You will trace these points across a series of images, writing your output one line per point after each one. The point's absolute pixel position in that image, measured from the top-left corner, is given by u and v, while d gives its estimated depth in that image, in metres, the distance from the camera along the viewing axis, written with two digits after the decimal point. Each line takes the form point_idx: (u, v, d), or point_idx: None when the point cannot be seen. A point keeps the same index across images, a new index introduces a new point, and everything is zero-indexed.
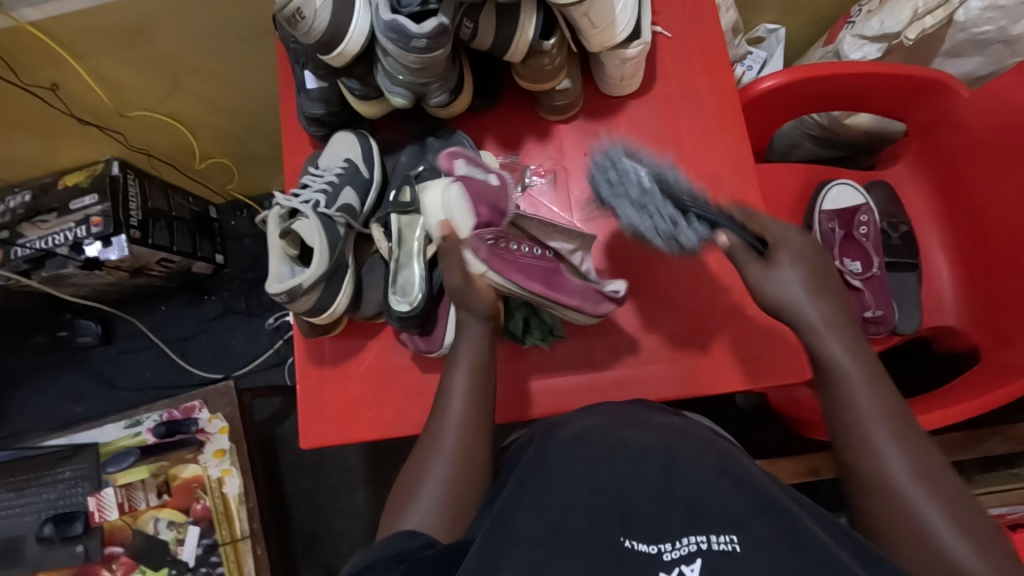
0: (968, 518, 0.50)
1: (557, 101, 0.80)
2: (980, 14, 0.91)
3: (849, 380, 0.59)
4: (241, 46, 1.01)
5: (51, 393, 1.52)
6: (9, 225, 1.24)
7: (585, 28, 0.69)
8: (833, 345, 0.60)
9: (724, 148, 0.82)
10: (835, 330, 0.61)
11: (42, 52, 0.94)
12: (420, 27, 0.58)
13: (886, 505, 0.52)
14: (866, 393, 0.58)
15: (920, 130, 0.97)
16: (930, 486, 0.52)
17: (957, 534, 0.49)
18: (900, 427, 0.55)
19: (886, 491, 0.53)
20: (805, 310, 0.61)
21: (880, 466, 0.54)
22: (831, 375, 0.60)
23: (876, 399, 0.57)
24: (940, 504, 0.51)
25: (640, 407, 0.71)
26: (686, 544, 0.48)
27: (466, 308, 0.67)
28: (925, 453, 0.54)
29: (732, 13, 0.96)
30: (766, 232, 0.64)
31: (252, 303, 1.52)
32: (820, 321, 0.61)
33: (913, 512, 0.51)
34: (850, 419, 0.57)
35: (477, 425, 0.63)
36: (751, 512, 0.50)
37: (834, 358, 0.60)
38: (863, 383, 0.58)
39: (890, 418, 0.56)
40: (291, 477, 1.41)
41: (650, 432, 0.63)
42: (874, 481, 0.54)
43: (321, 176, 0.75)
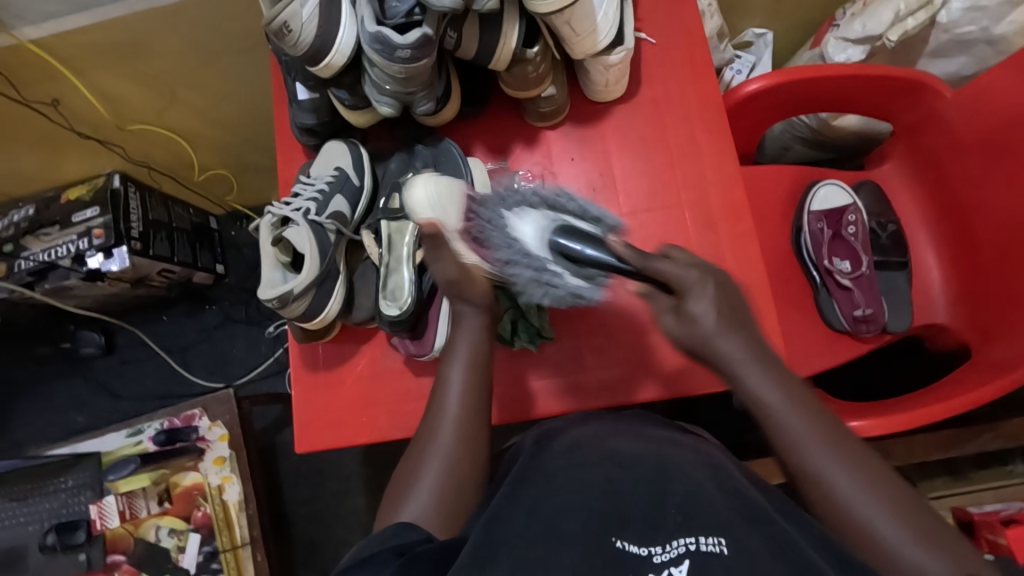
0: (911, 516, 0.51)
1: (543, 107, 0.81)
2: (962, 14, 0.92)
3: (774, 407, 0.57)
4: (236, 59, 1.03)
5: (55, 404, 1.54)
6: (12, 238, 1.26)
7: (567, 36, 0.71)
8: (759, 384, 0.58)
9: (707, 151, 0.83)
10: (758, 362, 0.59)
11: (44, 68, 0.97)
12: (404, 39, 0.60)
13: (840, 526, 0.53)
14: (799, 422, 0.57)
15: (906, 131, 0.98)
16: (881, 499, 0.52)
17: (907, 541, 0.50)
18: (837, 442, 0.56)
19: (838, 508, 0.53)
20: (727, 352, 0.58)
21: (822, 484, 0.54)
22: (765, 409, 0.58)
23: (808, 419, 0.57)
24: (889, 512, 0.51)
25: (631, 419, 0.72)
26: (675, 546, 0.48)
27: (463, 300, 0.67)
28: (865, 459, 0.55)
29: (717, 19, 0.98)
30: (674, 279, 0.59)
31: (252, 312, 1.53)
32: (743, 363, 0.58)
33: (865, 524, 0.52)
34: (789, 450, 0.56)
35: (475, 418, 0.63)
36: (740, 519, 0.51)
37: (759, 395, 0.58)
38: (795, 410, 0.57)
39: (827, 438, 0.56)
40: (291, 484, 1.42)
41: (644, 442, 0.65)
42: (824, 500, 0.54)
43: (312, 185, 0.76)
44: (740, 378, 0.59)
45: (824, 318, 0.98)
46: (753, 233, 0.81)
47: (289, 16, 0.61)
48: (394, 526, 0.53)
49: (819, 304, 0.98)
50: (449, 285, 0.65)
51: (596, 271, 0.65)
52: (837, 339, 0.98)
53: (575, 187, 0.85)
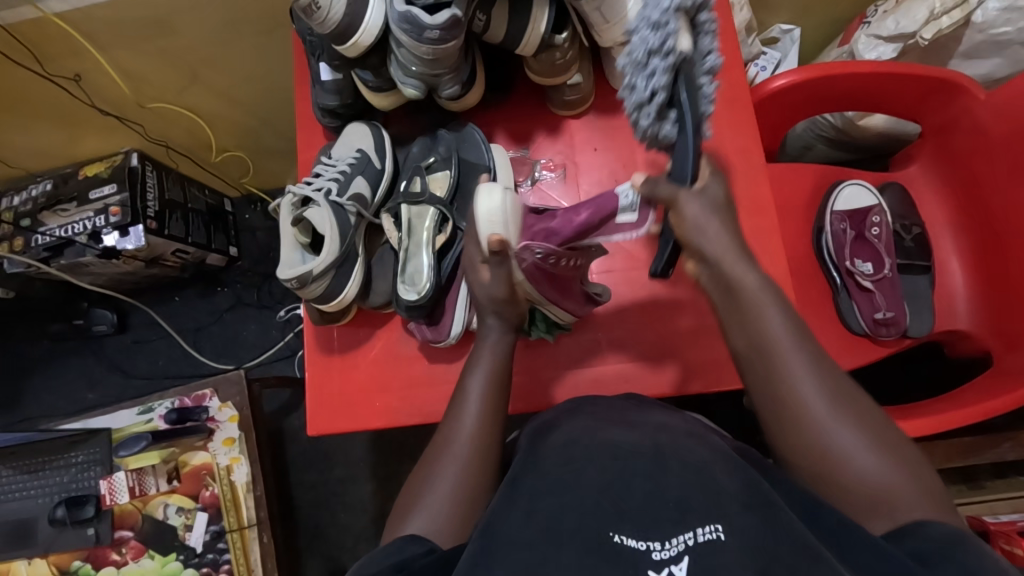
0: (865, 419, 0.54)
1: (567, 95, 0.80)
2: (998, 15, 0.90)
3: (760, 309, 0.57)
4: (258, 40, 1.03)
5: (67, 380, 1.55)
6: (30, 213, 1.27)
7: (597, 23, 0.70)
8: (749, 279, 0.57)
9: (732, 144, 0.82)
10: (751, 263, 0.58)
11: (67, 43, 0.97)
12: (433, 19, 0.59)
13: (799, 431, 0.55)
14: (774, 323, 0.57)
15: (934, 132, 0.97)
16: (839, 405, 0.54)
17: (860, 445, 0.52)
18: (806, 345, 0.57)
19: (807, 429, 0.54)
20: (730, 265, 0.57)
21: (794, 400, 0.55)
22: (746, 299, 0.58)
23: (786, 326, 0.57)
24: (852, 426, 0.53)
25: (629, 405, 0.70)
26: (676, 542, 0.47)
27: (497, 313, 0.68)
28: (834, 372, 0.56)
29: (745, 12, 0.96)
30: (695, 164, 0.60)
31: (264, 295, 1.53)
32: (734, 259, 0.57)
33: (826, 442, 0.53)
34: (761, 349, 0.57)
35: (491, 424, 0.63)
36: (737, 506, 0.49)
37: (745, 289, 0.57)
38: (777, 322, 0.57)
39: (797, 340, 0.57)
40: (298, 468, 1.42)
41: (638, 429, 0.62)
42: (793, 417, 0.55)
43: (333, 166, 0.76)
44: (722, 266, 0.57)
45: (843, 320, 0.96)
46: (776, 230, 0.80)
47: None
48: (410, 539, 0.54)
49: (839, 306, 0.97)
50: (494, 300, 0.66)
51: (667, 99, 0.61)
52: (856, 342, 0.97)
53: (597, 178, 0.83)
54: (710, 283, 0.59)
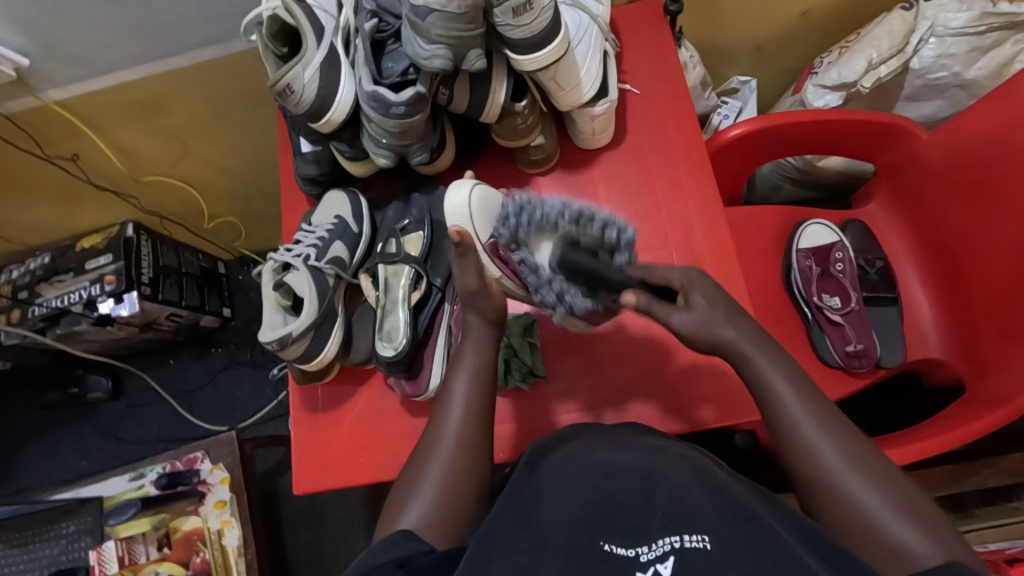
0: (889, 482, 0.52)
1: (533, 155, 0.85)
2: (933, 61, 0.97)
3: (772, 383, 0.58)
4: (245, 115, 1.09)
5: (61, 448, 1.55)
6: (28, 285, 1.31)
7: (553, 90, 0.76)
8: (760, 360, 0.59)
9: (693, 192, 0.86)
10: (754, 342, 0.60)
11: (65, 126, 1.03)
12: (398, 97, 0.65)
13: (822, 494, 0.54)
14: (788, 394, 0.57)
15: (886, 171, 1.02)
16: (861, 470, 0.53)
17: (887, 508, 0.51)
18: (825, 414, 0.57)
19: (829, 489, 0.53)
20: (734, 340, 0.60)
21: (813, 464, 0.55)
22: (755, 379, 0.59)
23: (799, 394, 0.58)
24: (874, 487, 0.52)
25: (615, 431, 0.70)
26: (661, 544, 0.48)
27: (476, 311, 0.67)
28: (852, 434, 0.55)
29: (699, 69, 1.03)
30: (668, 280, 0.63)
31: (257, 355, 1.56)
32: (746, 345, 0.60)
33: (848, 502, 0.52)
34: (781, 419, 0.57)
35: (474, 439, 0.62)
36: (723, 517, 0.51)
37: (758, 371, 0.59)
38: (791, 389, 0.58)
39: (817, 411, 0.57)
40: (291, 529, 1.41)
41: (635, 449, 0.62)
42: (812, 479, 0.54)
43: (313, 233, 0.80)
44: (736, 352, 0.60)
45: (818, 354, 0.99)
46: (739, 271, 0.83)
47: (292, 79, 0.66)
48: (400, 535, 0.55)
49: (813, 341, 0.99)
50: (466, 294, 0.66)
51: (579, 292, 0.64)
52: (832, 375, 0.99)
53: None
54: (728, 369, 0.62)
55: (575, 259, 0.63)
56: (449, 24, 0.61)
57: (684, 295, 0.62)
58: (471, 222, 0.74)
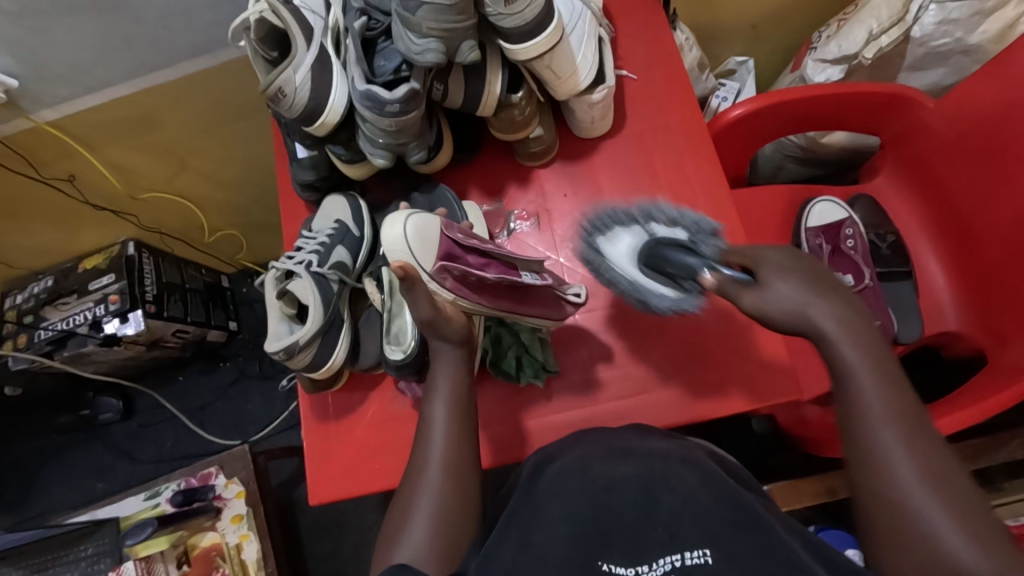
0: (971, 513, 0.50)
1: (533, 147, 0.84)
2: (935, 28, 0.95)
3: (863, 386, 0.56)
4: (238, 125, 1.08)
5: (76, 471, 1.55)
6: (32, 309, 1.31)
7: (549, 79, 0.74)
8: (852, 351, 0.56)
9: (698, 176, 0.85)
10: (853, 333, 0.57)
11: (61, 148, 1.02)
12: (392, 94, 0.64)
13: (889, 509, 0.52)
14: (875, 398, 0.55)
15: (893, 143, 1.00)
16: (938, 494, 0.51)
17: (957, 534, 0.49)
18: (914, 428, 0.54)
19: (896, 504, 0.51)
20: (828, 331, 0.57)
21: (878, 471, 0.53)
22: (842, 369, 0.57)
23: (887, 399, 0.55)
24: (946, 510, 0.50)
25: (626, 431, 0.67)
26: (661, 564, 0.51)
27: (441, 337, 0.66)
28: (935, 453, 0.53)
29: (695, 51, 1.01)
30: (749, 260, 0.62)
31: (265, 367, 1.55)
32: (840, 334, 0.57)
33: (912, 517, 0.51)
34: (859, 421, 0.55)
35: (460, 463, 0.62)
36: (727, 530, 0.52)
37: (844, 361, 0.56)
38: (875, 388, 0.55)
39: (903, 422, 0.54)
40: (310, 539, 1.40)
41: (634, 455, 0.60)
42: (877, 486, 0.53)
43: (313, 238, 0.79)
44: (830, 338, 0.57)
45: None
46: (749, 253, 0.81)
47: (284, 82, 0.65)
48: (386, 569, 0.53)
49: None
50: (426, 326, 0.63)
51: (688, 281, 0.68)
52: None
53: (570, 222, 0.86)
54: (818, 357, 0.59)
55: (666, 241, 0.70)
56: (439, 17, 0.59)
57: (760, 280, 0.60)
58: (411, 256, 0.66)
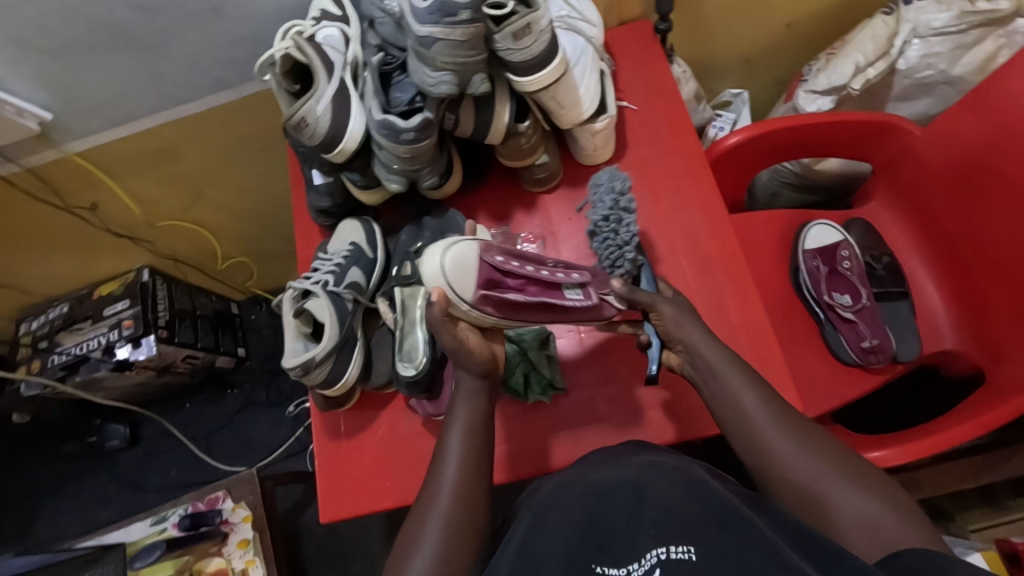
0: (851, 467, 0.58)
1: (538, 173, 0.88)
2: (919, 61, 1.01)
3: (738, 392, 0.65)
4: (255, 156, 1.13)
5: (81, 500, 1.55)
6: (47, 335, 1.33)
7: (555, 109, 0.78)
8: (723, 365, 0.67)
9: (697, 201, 0.88)
10: (734, 367, 0.66)
11: (86, 178, 1.07)
12: (407, 122, 0.68)
13: (793, 488, 0.59)
14: (752, 401, 0.64)
15: (885, 169, 1.04)
16: (825, 458, 0.59)
17: (849, 487, 0.57)
18: (784, 413, 0.63)
19: (799, 483, 0.58)
20: (717, 362, 0.67)
21: (789, 474, 0.59)
22: (720, 380, 0.66)
23: (759, 398, 0.64)
24: (833, 470, 0.58)
25: (628, 449, 0.68)
26: (648, 557, 0.51)
27: (463, 366, 0.68)
28: (807, 427, 0.62)
29: (691, 84, 1.06)
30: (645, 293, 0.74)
31: (272, 393, 1.56)
32: (712, 351, 0.68)
33: (814, 486, 0.58)
34: (748, 425, 0.63)
35: (476, 481, 0.64)
36: (712, 526, 0.52)
37: (718, 372, 0.67)
38: (749, 391, 0.64)
39: (778, 412, 0.63)
40: (315, 567, 1.39)
41: (629, 465, 0.63)
42: (776, 472, 0.60)
43: (330, 260, 0.82)
44: (703, 354, 0.68)
45: (833, 352, 0.99)
46: (747, 274, 0.84)
47: (307, 113, 0.69)
48: None
49: (827, 339, 0.99)
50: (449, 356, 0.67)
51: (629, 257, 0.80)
52: (849, 373, 0.99)
53: (575, 245, 0.89)
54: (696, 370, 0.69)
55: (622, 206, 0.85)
56: (453, 52, 0.64)
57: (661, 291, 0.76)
58: (450, 288, 0.66)
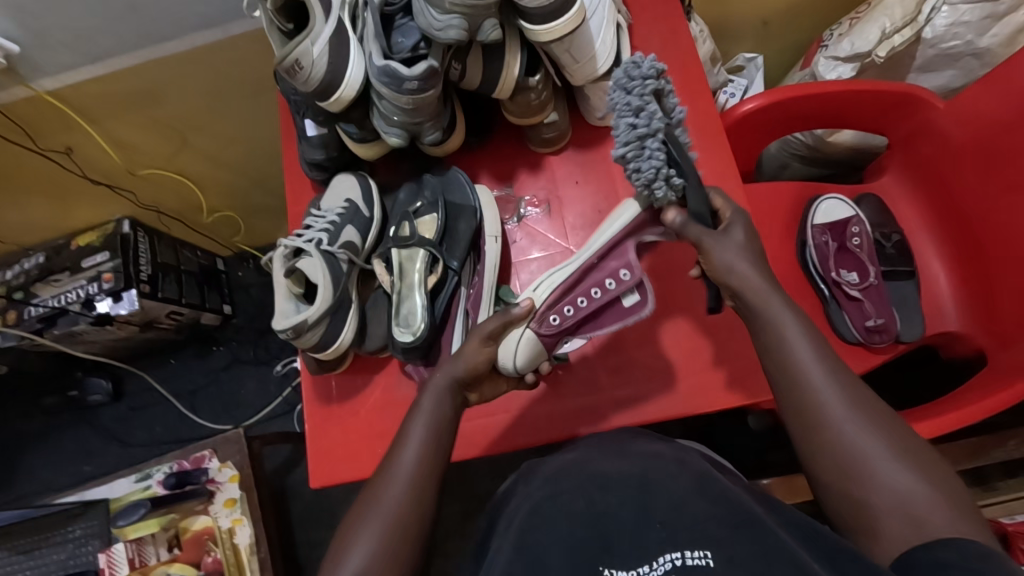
0: (899, 438, 0.53)
1: (546, 133, 0.83)
2: (946, 30, 0.95)
3: (791, 342, 0.58)
4: (243, 103, 1.06)
5: (63, 453, 1.52)
6: (23, 285, 1.28)
7: (568, 63, 0.73)
8: (777, 308, 0.60)
9: (711, 169, 0.84)
10: (797, 325, 0.59)
11: (60, 119, 1.00)
12: (411, 71, 0.62)
13: (827, 449, 0.54)
14: (806, 353, 0.57)
15: (901, 143, 1.00)
16: (872, 426, 0.54)
17: (894, 461, 0.52)
18: (837, 373, 0.57)
19: (838, 445, 0.54)
20: (772, 303, 0.60)
21: (829, 435, 0.54)
22: (771, 322, 0.60)
23: (813, 351, 0.57)
24: (879, 439, 0.53)
25: (626, 435, 0.69)
26: (662, 562, 0.50)
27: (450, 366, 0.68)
28: (859, 390, 0.56)
29: (708, 44, 1.01)
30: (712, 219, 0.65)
31: (260, 352, 1.53)
32: (772, 295, 0.60)
33: (854, 454, 0.53)
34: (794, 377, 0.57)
35: (439, 455, 0.60)
36: (726, 528, 0.51)
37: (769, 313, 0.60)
38: (804, 339, 0.58)
39: (831, 369, 0.57)
40: (303, 526, 1.39)
41: (632, 457, 0.62)
42: (815, 430, 0.55)
43: (323, 217, 0.78)
44: (753, 293, 0.61)
45: (835, 330, 0.98)
46: None
47: (301, 54, 0.63)
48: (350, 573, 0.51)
49: (829, 317, 0.98)
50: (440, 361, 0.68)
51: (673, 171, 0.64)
52: (851, 352, 0.98)
53: (581, 211, 0.85)
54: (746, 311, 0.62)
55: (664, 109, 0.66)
56: None
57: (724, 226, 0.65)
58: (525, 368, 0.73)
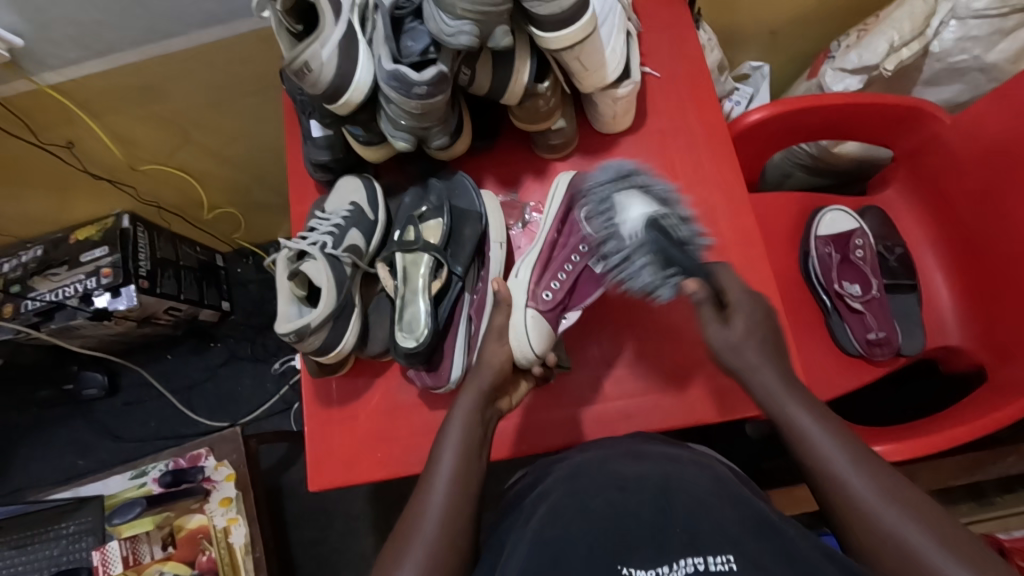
0: (930, 518, 0.52)
1: (553, 139, 0.83)
2: (953, 44, 0.96)
3: (795, 417, 0.60)
4: (247, 100, 1.05)
5: (56, 447, 1.51)
6: (20, 278, 1.26)
7: (577, 71, 0.73)
8: (776, 387, 0.62)
9: (717, 178, 0.84)
10: (791, 395, 0.62)
11: (62, 113, 0.99)
12: (421, 76, 0.62)
13: (860, 529, 0.54)
14: (819, 432, 0.59)
15: (906, 156, 1.00)
16: (901, 505, 0.53)
17: (930, 544, 0.50)
18: (854, 449, 0.57)
19: (869, 525, 0.53)
20: (762, 378, 0.63)
21: (859, 512, 0.54)
22: (767, 401, 0.63)
23: (827, 430, 0.59)
24: (909, 519, 0.52)
25: (640, 440, 0.70)
26: (684, 565, 0.49)
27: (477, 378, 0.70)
28: (882, 469, 0.56)
29: (716, 52, 1.01)
30: (727, 292, 0.66)
31: (258, 349, 1.52)
32: (769, 373, 0.63)
33: (886, 533, 0.52)
34: (808, 454, 0.58)
35: (474, 457, 0.62)
36: (746, 532, 0.51)
37: (761, 380, 0.63)
38: (816, 422, 0.59)
39: (849, 448, 0.57)
40: (297, 525, 1.38)
41: (648, 459, 0.63)
42: (845, 510, 0.55)
43: (328, 220, 0.77)
44: (755, 378, 0.63)
45: (837, 342, 0.98)
46: (764, 259, 0.81)
47: (310, 57, 0.62)
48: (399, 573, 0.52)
49: (831, 328, 0.98)
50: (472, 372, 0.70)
51: (670, 269, 0.68)
52: (851, 363, 0.98)
53: None
54: (756, 392, 0.63)
55: (660, 231, 0.69)
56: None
57: (727, 315, 0.65)
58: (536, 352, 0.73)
